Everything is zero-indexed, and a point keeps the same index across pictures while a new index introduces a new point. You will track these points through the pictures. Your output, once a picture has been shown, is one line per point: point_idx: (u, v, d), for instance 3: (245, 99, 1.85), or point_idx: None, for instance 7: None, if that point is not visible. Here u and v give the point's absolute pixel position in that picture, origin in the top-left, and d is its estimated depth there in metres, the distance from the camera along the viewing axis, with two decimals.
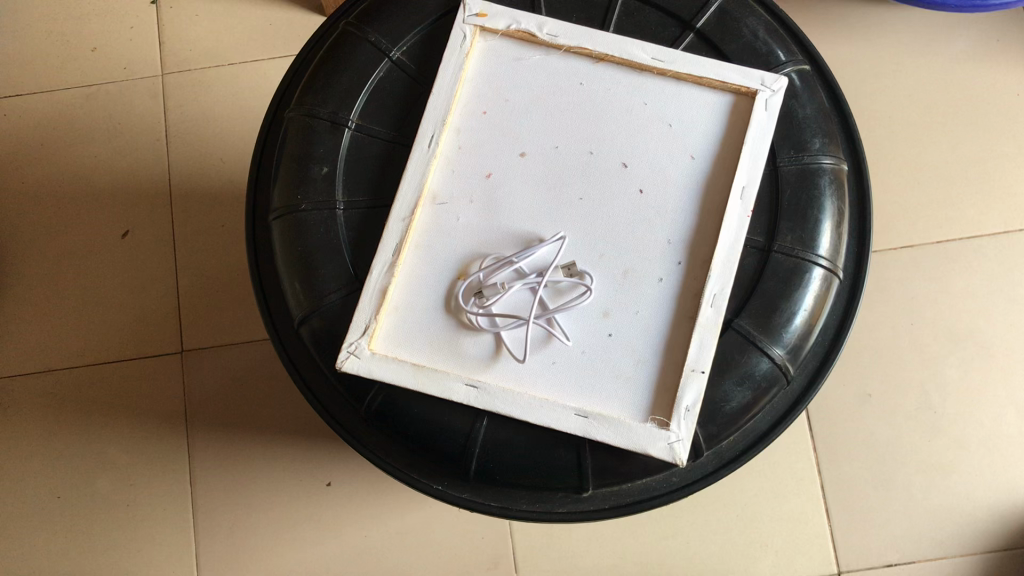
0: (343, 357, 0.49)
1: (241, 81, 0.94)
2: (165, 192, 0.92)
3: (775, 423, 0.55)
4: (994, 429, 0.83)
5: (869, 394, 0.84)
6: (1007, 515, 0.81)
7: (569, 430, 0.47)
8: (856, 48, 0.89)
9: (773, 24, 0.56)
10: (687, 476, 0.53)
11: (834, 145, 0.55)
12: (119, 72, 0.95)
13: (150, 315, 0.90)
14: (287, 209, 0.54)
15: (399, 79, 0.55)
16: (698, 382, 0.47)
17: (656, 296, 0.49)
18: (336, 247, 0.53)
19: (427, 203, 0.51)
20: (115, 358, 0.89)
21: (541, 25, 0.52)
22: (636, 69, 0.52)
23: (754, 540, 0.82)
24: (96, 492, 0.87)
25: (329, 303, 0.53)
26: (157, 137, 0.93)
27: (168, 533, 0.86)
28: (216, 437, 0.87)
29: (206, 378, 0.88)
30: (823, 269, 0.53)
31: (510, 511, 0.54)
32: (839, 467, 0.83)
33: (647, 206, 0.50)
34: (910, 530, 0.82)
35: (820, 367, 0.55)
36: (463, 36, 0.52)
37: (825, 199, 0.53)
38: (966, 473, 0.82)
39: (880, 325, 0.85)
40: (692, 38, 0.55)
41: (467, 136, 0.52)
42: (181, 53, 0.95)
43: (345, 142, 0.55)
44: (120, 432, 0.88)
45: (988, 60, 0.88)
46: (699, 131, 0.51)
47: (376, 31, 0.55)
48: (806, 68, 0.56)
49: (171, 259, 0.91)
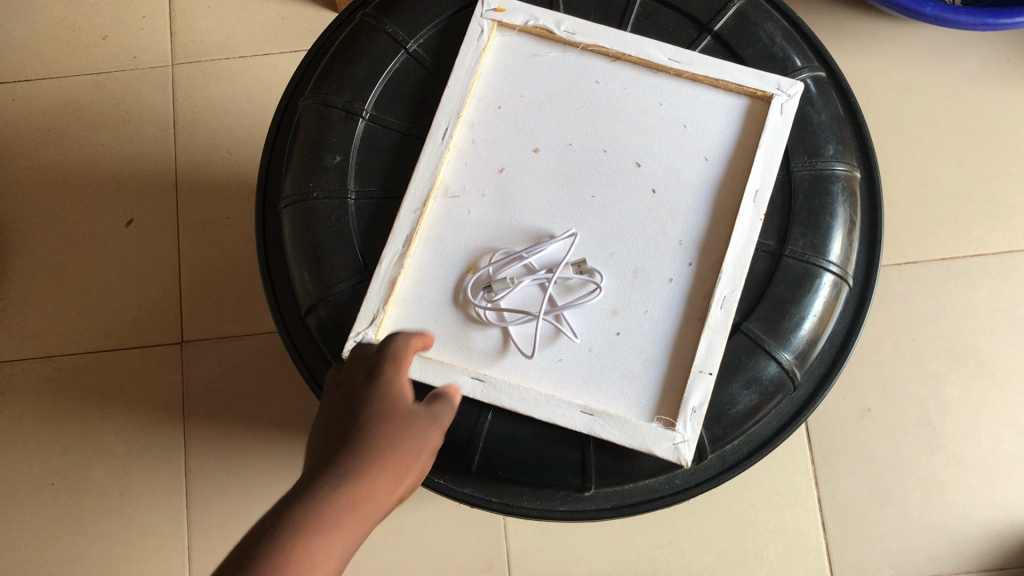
0: (349, 346, 0.49)
1: (252, 74, 0.94)
2: (171, 182, 0.92)
3: (779, 429, 0.54)
4: (993, 448, 0.83)
5: (869, 408, 0.84)
6: (1002, 534, 0.81)
7: (574, 427, 0.47)
8: (866, 63, 0.90)
9: (790, 31, 0.56)
10: (689, 479, 0.53)
11: (847, 153, 0.55)
12: (129, 61, 0.95)
13: (152, 305, 0.90)
14: (298, 196, 0.54)
15: (414, 71, 0.55)
16: (705, 383, 0.47)
17: (665, 295, 0.49)
18: (346, 237, 0.53)
19: (438, 197, 0.51)
20: (114, 347, 0.89)
21: (559, 22, 0.52)
22: (652, 69, 0.52)
23: (750, 551, 0.82)
24: (90, 480, 0.87)
25: (336, 292, 0.53)
26: (165, 126, 0.93)
27: (160, 524, 0.85)
28: (212, 429, 0.87)
29: (205, 369, 0.88)
30: (833, 275, 0.53)
31: (511, 507, 0.53)
32: (836, 481, 0.83)
33: (660, 207, 0.50)
34: (906, 546, 0.81)
35: (827, 374, 0.55)
36: (480, 30, 0.52)
37: (837, 206, 0.53)
38: (963, 491, 0.82)
39: (882, 339, 0.85)
40: (709, 41, 0.55)
41: (481, 130, 0.52)
42: (192, 44, 0.95)
43: (358, 132, 0.55)
44: (116, 420, 0.87)
45: (996, 78, 0.89)
46: (713, 132, 0.51)
47: (393, 22, 0.56)
48: (822, 75, 0.56)
49: (175, 248, 0.91)
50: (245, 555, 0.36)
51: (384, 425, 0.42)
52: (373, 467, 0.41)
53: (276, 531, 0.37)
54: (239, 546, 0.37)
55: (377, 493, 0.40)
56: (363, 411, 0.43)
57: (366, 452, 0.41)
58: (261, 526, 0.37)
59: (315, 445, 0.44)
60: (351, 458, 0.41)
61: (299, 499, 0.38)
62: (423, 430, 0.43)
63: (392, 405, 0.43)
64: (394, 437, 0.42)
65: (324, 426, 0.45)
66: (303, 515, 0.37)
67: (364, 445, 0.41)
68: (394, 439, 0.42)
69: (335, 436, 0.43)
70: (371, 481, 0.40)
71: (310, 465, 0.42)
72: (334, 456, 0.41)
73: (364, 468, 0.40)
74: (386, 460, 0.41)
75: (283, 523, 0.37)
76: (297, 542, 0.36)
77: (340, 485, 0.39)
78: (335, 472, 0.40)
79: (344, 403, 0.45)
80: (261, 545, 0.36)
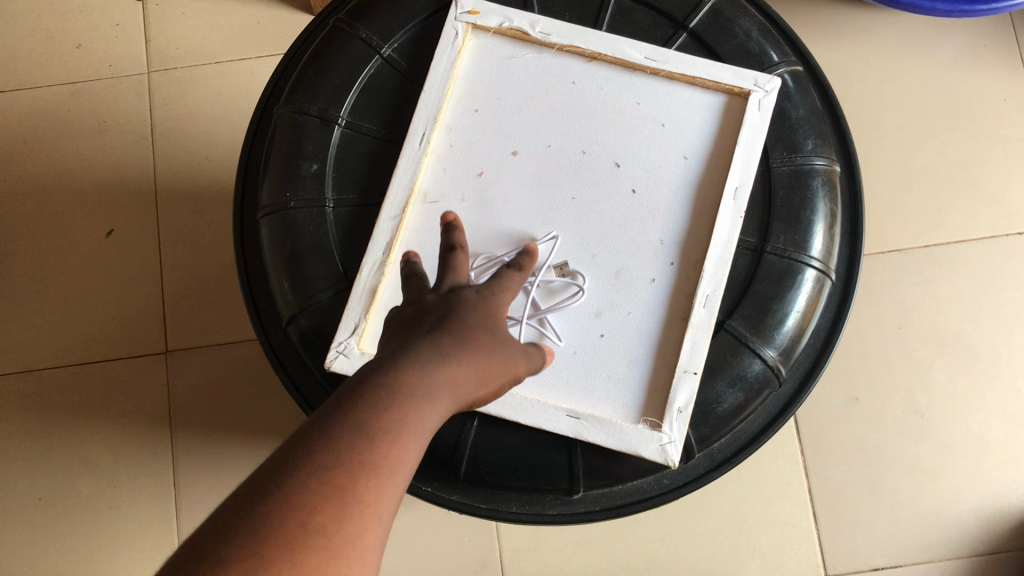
0: (331, 357, 0.48)
1: (229, 79, 0.93)
2: (151, 191, 0.91)
3: (766, 426, 0.54)
4: (981, 433, 0.83)
5: (856, 397, 0.84)
6: (993, 519, 0.81)
7: (561, 431, 0.47)
8: (845, 52, 0.90)
9: (766, 25, 0.56)
10: (677, 479, 0.53)
11: (826, 146, 0.55)
12: (105, 70, 0.94)
13: (136, 315, 0.89)
14: (275, 206, 0.54)
15: (390, 76, 0.55)
16: (690, 383, 0.47)
17: (648, 296, 0.49)
18: (326, 246, 0.53)
19: (417, 202, 0.51)
20: (99, 359, 0.88)
21: (533, 23, 0.52)
22: (629, 68, 0.52)
23: (742, 544, 0.82)
24: (79, 494, 0.86)
25: (318, 302, 0.52)
26: (143, 135, 0.92)
27: (150, 536, 0.85)
28: (200, 438, 0.86)
29: (191, 378, 0.87)
30: (815, 270, 0.53)
31: (500, 513, 0.53)
32: (826, 471, 0.83)
33: (640, 207, 0.50)
34: (897, 534, 0.82)
35: (812, 369, 0.55)
36: (455, 33, 0.52)
37: (818, 201, 0.53)
38: (953, 477, 0.82)
39: (868, 328, 0.85)
40: (685, 38, 0.55)
41: (459, 134, 0.51)
42: (168, 51, 0.94)
43: (335, 139, 0.54)
44: (103, 432, 0.87)
45: (975, 64, 0.89)
46: (691, 131, 0.51)
47: (367, 27, 0.55)
48: (799, 69, 0.56)
49: (156, 257, 0.90)
50: (332, 414, 0.29)
51: (492, 318, 0.36)
52: (481, 352, 0.34)
53: (374, 391, 0.30)
54: (323, 405, 0.30)
55: (478, 383, 0.34)
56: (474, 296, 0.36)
57: (476, 331, 0.34)
58: (353, 386, 0.31)
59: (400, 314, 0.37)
60: (461, 331, 0.34)
61: (400, 358, 0.32)
62: (516, 355, 0.37)
63: (500, 310, 0.37)
64: (502, 339, 0.36)
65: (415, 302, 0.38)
66: (407, 380, 0.31)
67: (475, 325, 0.35)
68: (501, 339, 0.36)
69: (439, 303, 0.36)
70: (479, 366, 0.34)
71: (413, 320, 0.35)
72: (444, 317, 0.35)
73: (474, 350, 0.34)
74: (493, 354, 0.34)
75: (383, 382, 0.30)
76: (399, 409, 0.30)
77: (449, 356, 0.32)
78: (443, 338, 0.33)
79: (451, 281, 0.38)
80: (355, 404, 0.29)
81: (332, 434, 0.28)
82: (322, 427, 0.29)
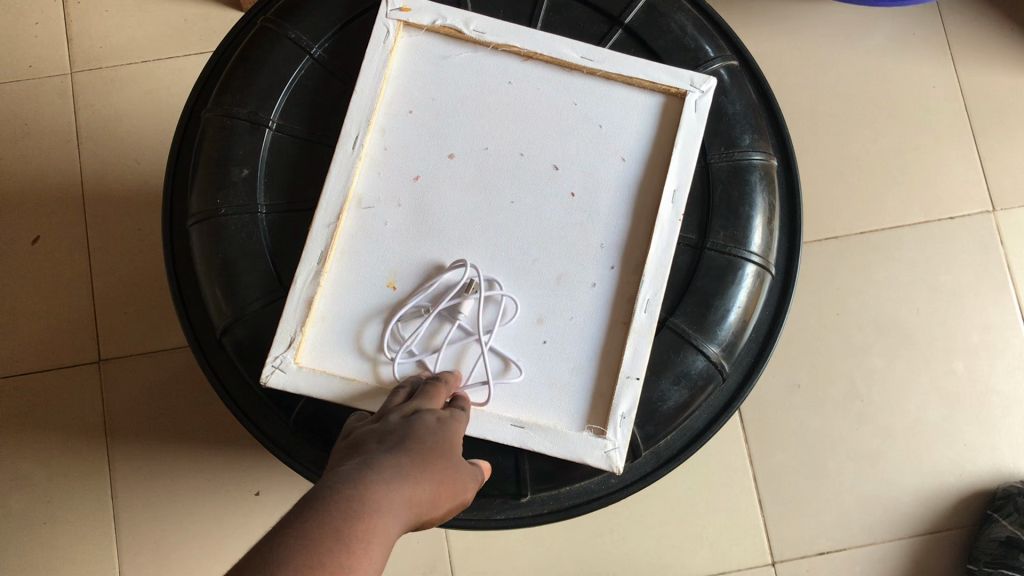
0: (267, 371, 0.47)
1: (157, 79, 0.90)
2: (78, 195, 0.88)
3: (711, 421, 0.54)
4: (918, 416, 0.85)
5: (798, 384, 0.85)
6: (931, 499, 0.83)
7: (505, 441, 0.46)
8: (779, 43, 0.90)
9: (701, 20, 0.56)
10: (625, 477, 0.53)
11: (763, 141, 0.55)
12: (24, 71, 0.90)
13: (65, 325, 0.86)
14: (205, 213, 0.52)
15: (322, 77, 0.54)
16: (633, 389, 0.47)
17: (590, 300, 0.48)
18: (259, 253, 0.52)
19: (352, 208, 0.49)
20: (29, 371, 0.85)
21: (467, 22, 0.51)
22: (565, 68, 0.51)
23: (690, 534, 0.82)
24: (11, 511, 0.83)
25: (253, 311, 0.51)
26: (68, 137, 0.89)
27: (88, 551, 0.82)
28: (138, 449, 0.84)
29: (126, 388, 0.85)
30: (755, 265, 0.53)
31: (445, 520, 0.52)
32: (770, 459, 0.84)
33: (580, 210, 0.49)
34: (841, 518, 0.83)
35: (754, 363, 0.55)
36: (386, 31, 0.51)
37: (756, 195, 0.53)
38: (893, 460, 0.84)
39: (808, 316, 0.86)
40: (620, 35, 0.54)
41: (394, 137, 0.50)
42: (91, 50, 0.91)
43: (266, 144, 0.53)
44: (35, 447, 0.84)
45: (904, 53, 0.90)
46: (629, 131, 0.51)
47: (296, 27, 0.53)
48: (734, 64, 0.56)
49: (85, 264, 0.87)
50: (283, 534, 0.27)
51: (444, 455, 0.35)
52: (428, 487, 0.33)
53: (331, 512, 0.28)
54: (300, 505, 0.29)
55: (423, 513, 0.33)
56: (419, 431, 0.36)
57: (422, 465, 0.34)
58: (302, 507, 0.29)
59: (343, 447, 0.36)
60: (413, 464, 0.33)
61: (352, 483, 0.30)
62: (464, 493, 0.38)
63: (452, 444, 0.37)
64: (449, 473, 0.35)
65: (355, 436, 0.37)
66: (367, 500, 0.30)
67: (423, 459, 0.34)
68: (446, 473, 0.35)
69: (390, 439, 0.35)
70: (437, 491, 0.34)
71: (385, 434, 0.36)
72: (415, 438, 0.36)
73: (423, 482, 0.33)
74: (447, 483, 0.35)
75: (338, 506, 0.29)
76: (376, 513, 0.29)
77: (399, 487, 0.31)
78: (393, 469, 0.32)
79: (404, 420, 0.37)
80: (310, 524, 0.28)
81: (287, 552, 0.26)
82: (272, 547, 0.27)
